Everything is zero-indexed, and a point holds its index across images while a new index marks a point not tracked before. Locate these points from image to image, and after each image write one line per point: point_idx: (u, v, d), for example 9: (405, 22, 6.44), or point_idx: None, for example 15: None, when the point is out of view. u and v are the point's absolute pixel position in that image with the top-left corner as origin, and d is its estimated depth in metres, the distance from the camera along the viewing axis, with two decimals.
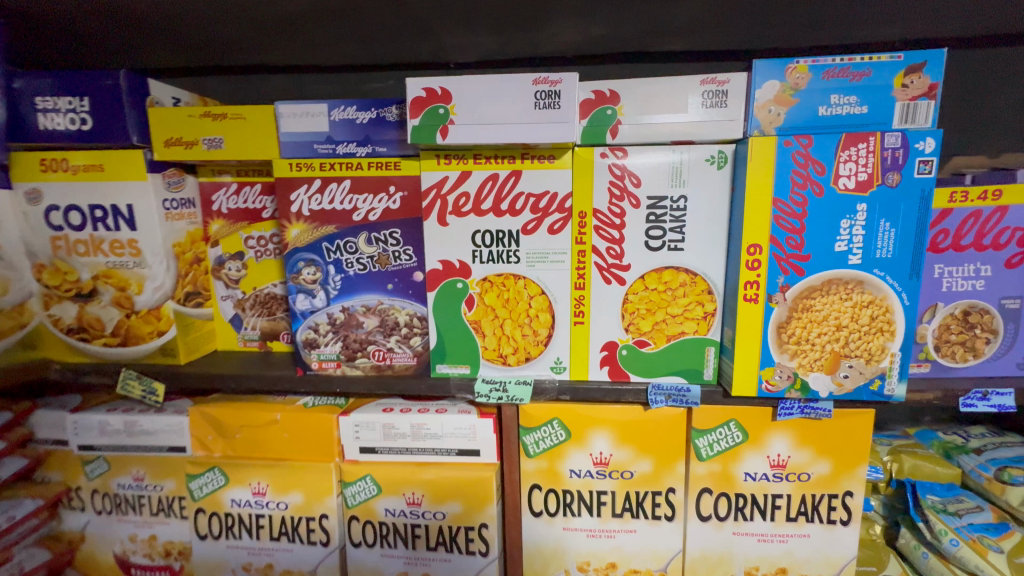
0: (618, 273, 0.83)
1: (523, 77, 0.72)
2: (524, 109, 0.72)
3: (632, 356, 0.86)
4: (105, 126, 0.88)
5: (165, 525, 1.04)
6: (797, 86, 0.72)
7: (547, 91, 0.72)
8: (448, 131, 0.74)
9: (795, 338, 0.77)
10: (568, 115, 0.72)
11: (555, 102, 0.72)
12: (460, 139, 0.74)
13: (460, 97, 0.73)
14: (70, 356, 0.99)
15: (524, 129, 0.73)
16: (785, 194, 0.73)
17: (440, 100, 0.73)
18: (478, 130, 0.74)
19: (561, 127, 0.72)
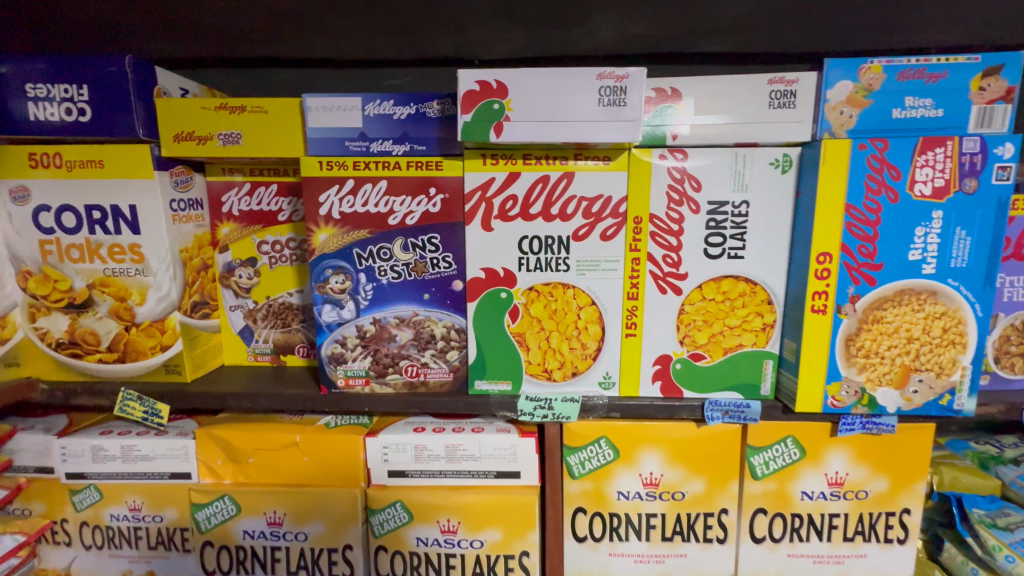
0: (674, 282, 0.78)
1: (586, 71, 0.66)
2: (586, 106, 0.67)
3: (687, 371, 0.81)
4: (107, 118, 0.79)
5: (166, 560, 0.94)
6: (871, 87, 0.69)
7: (613, 87, 0.66)
8: (502, 128, 0.68)
9: (864, 351, 0.73)
10: (634, 114, 0.67)
11: (621, 99, 0.67)
12: (515, 137, 0.68)
13: (518, 92, 0.67)
14: (59, 374, 0.89)
15: (586, 127, 0.67)
16: (858, 200, 0.70)
17: (495, 94, 0.67)
18: (536, 129, 0.68)
19: (626, 126, 0.67)
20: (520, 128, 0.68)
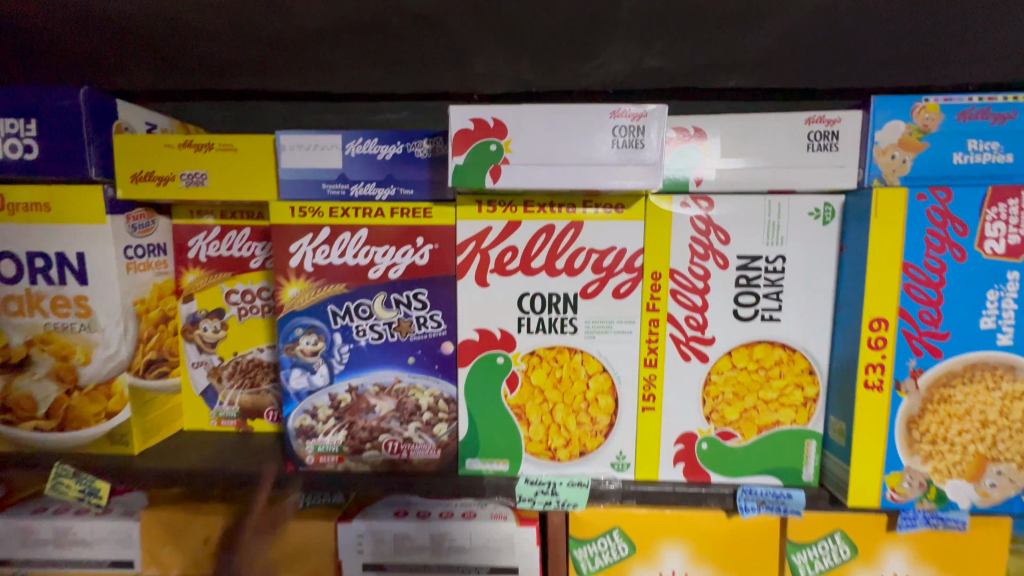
0: (699, 347, 0.67)
1: (598, 108, 0.57)
2: (598, 148, 0.58)
3: (714, 452, 0.69)
4: (56, 156, 0.70)
5: None
6: (927, 128, 0.60)
7: (628, 126, 0.58)
8: (499, 172, 0.59)
9: (930, 436, 0.61)
10: (654, 157, 0.58)
11: (638, 140, 0.58)
12: (514, 182, 0.59)
13: (519, 132, 0.58)
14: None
15: (598, 172, 0.58)
16: (917, 258, 0.59)
17: (492, 134, 0.58)
18: (540, 173, 0.59)
19: (644, 171, 0.58)
20: (521, 173, 0.59)
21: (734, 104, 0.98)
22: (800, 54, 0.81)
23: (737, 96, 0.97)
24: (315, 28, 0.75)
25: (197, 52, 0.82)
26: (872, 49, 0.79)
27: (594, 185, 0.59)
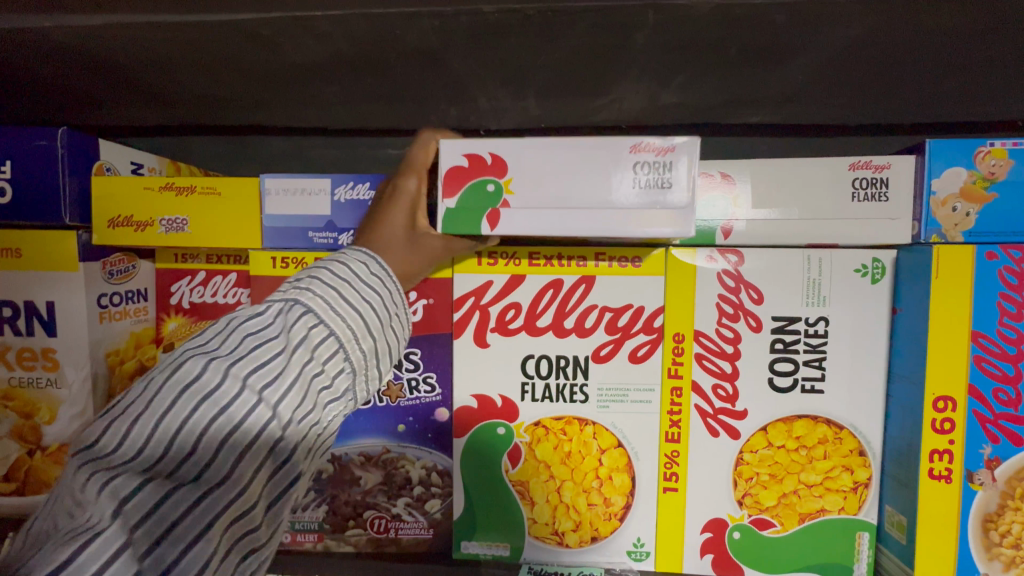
0: (728, 421, 0.59)
1: (615, 144, 0.51)
2: (613, 190, 0.51)
3: (748, 542, 0.60)
4: (29, 200, 0.66)
5: None
6: (992, 177, 0.52)
7: (651, 163, 0.50)
8: (499, 216, 0.52)
9: (1011, 539, 0.52)
10: (681, 199, 0.50)
11: (663, 179, 0.50)
12: (515, 229, 0.51)
13: (521, 167, 0.51)
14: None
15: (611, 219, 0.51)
16: (989, 327, 0.51)
17: (491, 172, 0.51)
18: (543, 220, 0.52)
19: (672, 215, 0.50)
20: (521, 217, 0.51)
21: (761, 141, 0.90)
22: (833, 89, 0.75)
23: (765, 131, 0.90)
24: (308, 65, 0.70)
25: (189, 88, 0.78)
26: (916, 86, 0.71)
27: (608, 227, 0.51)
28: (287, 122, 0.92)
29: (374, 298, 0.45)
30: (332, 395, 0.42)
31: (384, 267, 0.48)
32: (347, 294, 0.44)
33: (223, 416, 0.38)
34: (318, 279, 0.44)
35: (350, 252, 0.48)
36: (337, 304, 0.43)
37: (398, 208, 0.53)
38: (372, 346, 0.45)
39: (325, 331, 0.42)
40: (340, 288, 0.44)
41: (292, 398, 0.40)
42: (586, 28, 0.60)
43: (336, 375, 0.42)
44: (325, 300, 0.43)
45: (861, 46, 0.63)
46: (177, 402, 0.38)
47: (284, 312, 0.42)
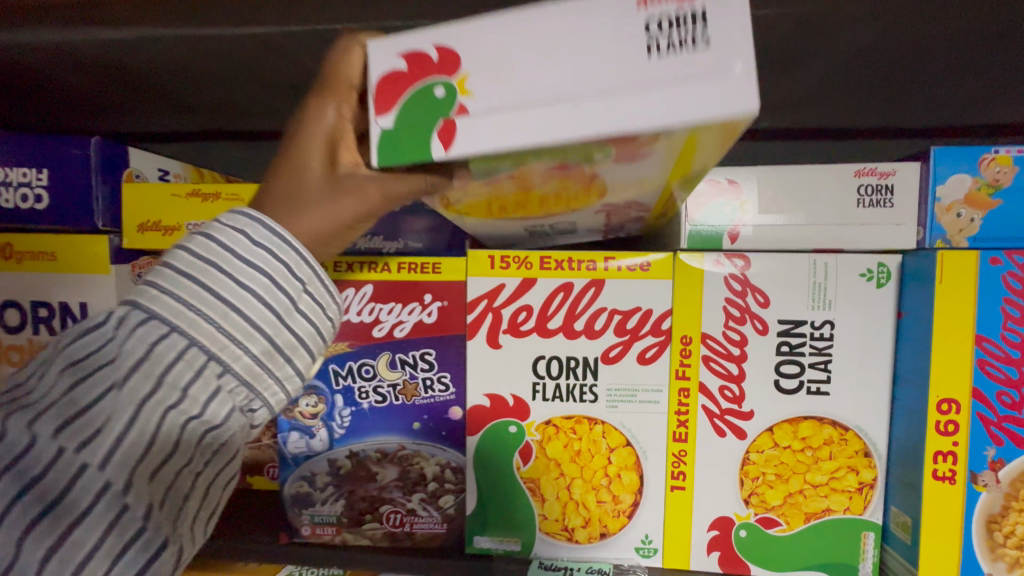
0: (735, 422, 0.60)
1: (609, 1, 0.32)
2: (621, 72, 0.32)
3: (754, 540, 0.61)
4: (64, 206, 0.70)
5: None
6: (997, 183, 0.53)
7: (673, 21, 0.32)
8: (450, 135, 0.34)
9: (1017, 541, 0.52)
10: (728, 64, 0.31)
11: (697, 40, 0.31)
12: (475, 149, 0.34)
13: (483, 62, 0.34)
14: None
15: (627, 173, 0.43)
16: (993, 331, 0.52)
17: (435, 72, 0.34)
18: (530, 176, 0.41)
19: (713, 97, 0.31)
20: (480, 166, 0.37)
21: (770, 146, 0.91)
22: (841, 94, 0.76)
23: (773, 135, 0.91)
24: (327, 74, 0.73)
25: (212, 97, 0.81)
26: (922, 92, 0.73)
27: (625, 135, 0.32)
28: None
29: (260, 281, 0.41)
30: (197, 418, 0.39)
31: (285, 220, 0.42)
32: (215, 289, 0.40)
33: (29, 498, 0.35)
34: (159, 294, 0.40)
35: (231, 214, 0.42)
36: (189, 319, 0.39)
37: (316, 147, 0.41)
38: (269, 341, 0.41)
39: (173, 355, 0.39)
40: (203, 277, 0.40)
41: (130, 438, 0.37)
42: None
43: (203, 400, 0.39)
44: (176, 313, 0.39)
45: (867, 55, 0.64)
46: None
47: (128, 337, 0.38)
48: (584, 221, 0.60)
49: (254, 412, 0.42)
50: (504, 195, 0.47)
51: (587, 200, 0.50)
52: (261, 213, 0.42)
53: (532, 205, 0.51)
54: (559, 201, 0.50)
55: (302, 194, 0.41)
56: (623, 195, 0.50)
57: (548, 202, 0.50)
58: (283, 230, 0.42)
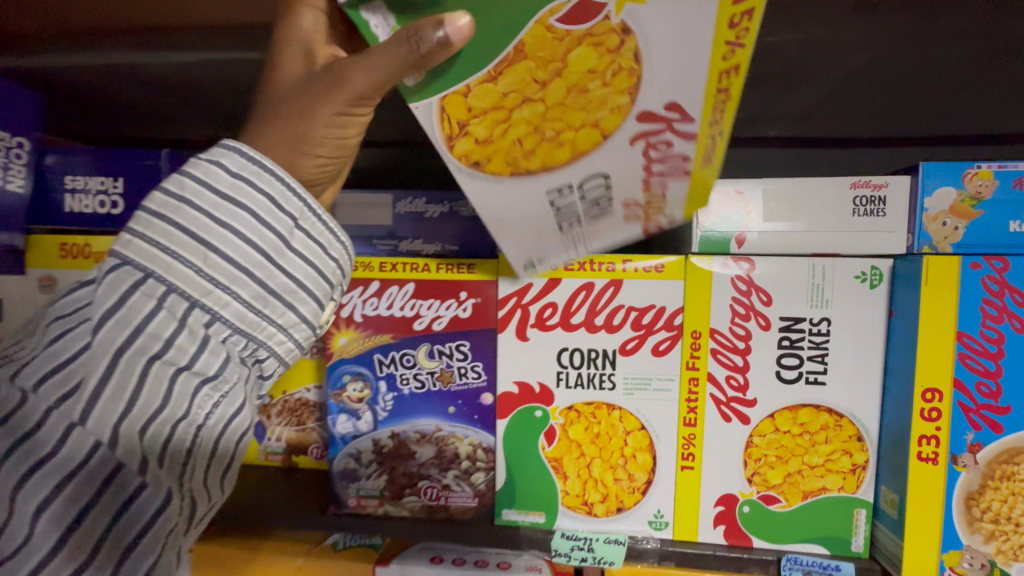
0: (740, 408, 0.67)
1: None
2: None
3: (757, 516, 0.67)
4: (137, 211, 0.78)
5: None
6: (980, 196, 0.59)
7: None
8: None
9: (992, 515, 0.58)
10: None
11: None
12: None
13: None
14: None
15: (662, 41, 0.43)
16: (973, 328, 0.58)
17: None
18: (546, 28, 0.43)
19: None
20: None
21: None
22: (843, 108, 0.81)
23: None
24: None
25: None
26: (921, 105, 0.78)
27: None
28: None
29: (240, 217, 0.49)
30: (190, 368, 0.49)
31: (257, 151, 0.51)
32: (197, 228, 0.49)
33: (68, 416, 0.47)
34: (157, 229, 0.49)
35: (211, 150, 0.51)
36: (181, 266, 0.49)
37: (289, 46, 0.52)
38: (259, 283, 0.51)
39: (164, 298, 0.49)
40: (188, 226, 0.49)
41: (130, 367, 0.48)
42: None
43: (195, 343, 0.49)
44: (162, 258, 0.49)
45: None
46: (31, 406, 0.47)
47: (116, 279, 0.49)
48: (619, 167, 0.51)
49: (261, 360, 0.53)
50: (523, 85, 0.46)
51: (613, 103, 0.47)
52: (245, 146, 0.51)
53: (556, 122, 0.48)
54: (584, 106, 0.47)
55: (274, 102, 0.51)
56: (667, 90, 0.46)
57: (575, 108, 0.47)
58: (264, 160, 0.50)
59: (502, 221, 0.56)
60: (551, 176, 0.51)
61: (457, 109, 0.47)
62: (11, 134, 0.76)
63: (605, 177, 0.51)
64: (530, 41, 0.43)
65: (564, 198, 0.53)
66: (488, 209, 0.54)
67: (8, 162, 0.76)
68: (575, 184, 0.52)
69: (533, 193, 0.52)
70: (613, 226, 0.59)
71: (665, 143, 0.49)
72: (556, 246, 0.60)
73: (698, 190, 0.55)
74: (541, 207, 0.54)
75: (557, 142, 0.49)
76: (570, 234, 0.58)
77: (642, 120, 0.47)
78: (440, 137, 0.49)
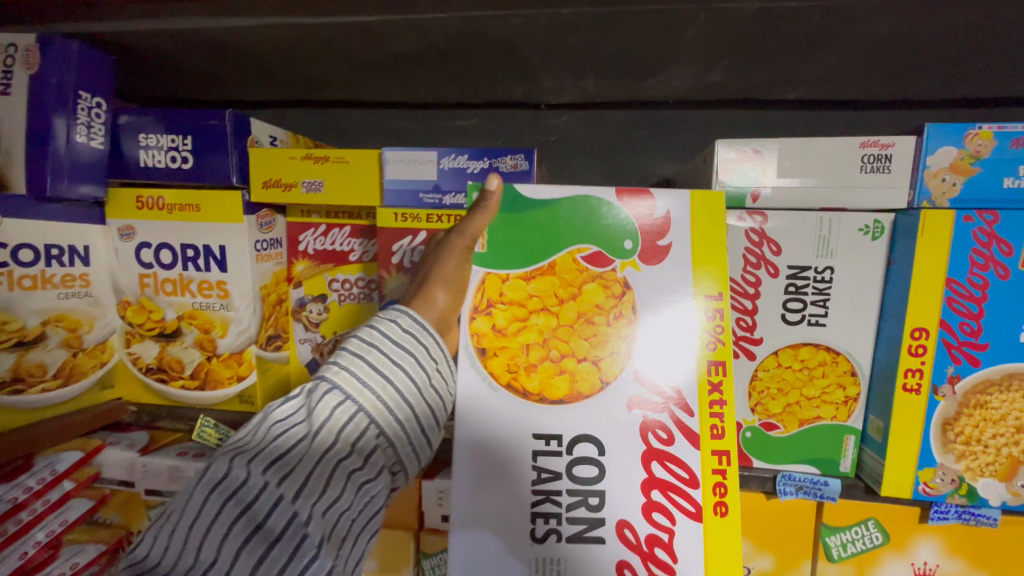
0: (747, 346, 0.75)
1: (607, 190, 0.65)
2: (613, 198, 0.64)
3: (757, 440, 0.76)
4: (205, 166, 0.87)
5: None
6: (979, 154, 0.65)
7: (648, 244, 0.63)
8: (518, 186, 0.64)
9: (964, 437, 0.67)
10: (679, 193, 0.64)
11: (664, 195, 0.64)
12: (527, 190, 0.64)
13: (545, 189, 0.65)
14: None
15: (653, 318, 0.62)
16: (962, 275, 0.65)
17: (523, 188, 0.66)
18: (572, 262, 0.63)
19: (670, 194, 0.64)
20: (545, 213, 0.64)
21: (793, 117, 1.03)
22: (860, 68, 0.85)
23: (796, 106, 1.02)
24: (409, 52, 0.85)
25: (308, 71, 0.95)
26: (935, 65, 0.82)
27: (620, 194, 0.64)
28: (377, 98, 1.09)
29: (408, 361, 0.59)
30: (364, 454, 0.55)
31: (420, 316, 0.62)
32: (380, 366, 0.58)
33: (251, 513, 0.50)
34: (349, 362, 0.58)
35: (388, 310, 0.63)
36: (365, 388, 0.57)
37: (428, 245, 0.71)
38: (411, 407, 0.58)
39: (349, 416, 0.55)
40: (373, 360, 0.58)
41: (317, 479, 0.52)
42: (646, 24, 0.73)
43: (370, 445, 0.56)
44: (352, 385, 0.56)
45: (883, 38, 0.74)
46: (229, 497, 0.51)
47: (319, 397, 0.56)
48: (614, 464, 0.60)
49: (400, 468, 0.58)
50: (546, 297, 0.63)
51: (612, 348, 0.62)
52: (410, 309, 0.63)
53: (560, 345, 0.62)
54: (588, 340, 0.62)
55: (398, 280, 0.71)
56: (658, 359, 0.61)
57: (579, 339, 0.62)
58: (422, 324, 0.62)
59: (490, 519, 0.59)
60: (548, 417, 0.61)
61: (493, 290, 0.63)
62: (91, 95, 0.82)
63: (600, 469, 0.60)
64: (560, 263, 0.63)
65: (547, 449, 0.61)
66: (471, 516, 0.59)
67: (89, 120, 0.83)
68: (565, 443, 0.61)
69: (522, 435, 0.61)
70: (592, 572, 0.58)
71: (666, 437, 0.60)
72: (520, 572, 0.58)
73: (713, 541, 0.58)
74: (526, 469, 0.60)
75: (558, 368, 0.62)
76: (542, 549, 0.59)
77: (638, 379, 0.61)
78: (469, 306, 0.63)
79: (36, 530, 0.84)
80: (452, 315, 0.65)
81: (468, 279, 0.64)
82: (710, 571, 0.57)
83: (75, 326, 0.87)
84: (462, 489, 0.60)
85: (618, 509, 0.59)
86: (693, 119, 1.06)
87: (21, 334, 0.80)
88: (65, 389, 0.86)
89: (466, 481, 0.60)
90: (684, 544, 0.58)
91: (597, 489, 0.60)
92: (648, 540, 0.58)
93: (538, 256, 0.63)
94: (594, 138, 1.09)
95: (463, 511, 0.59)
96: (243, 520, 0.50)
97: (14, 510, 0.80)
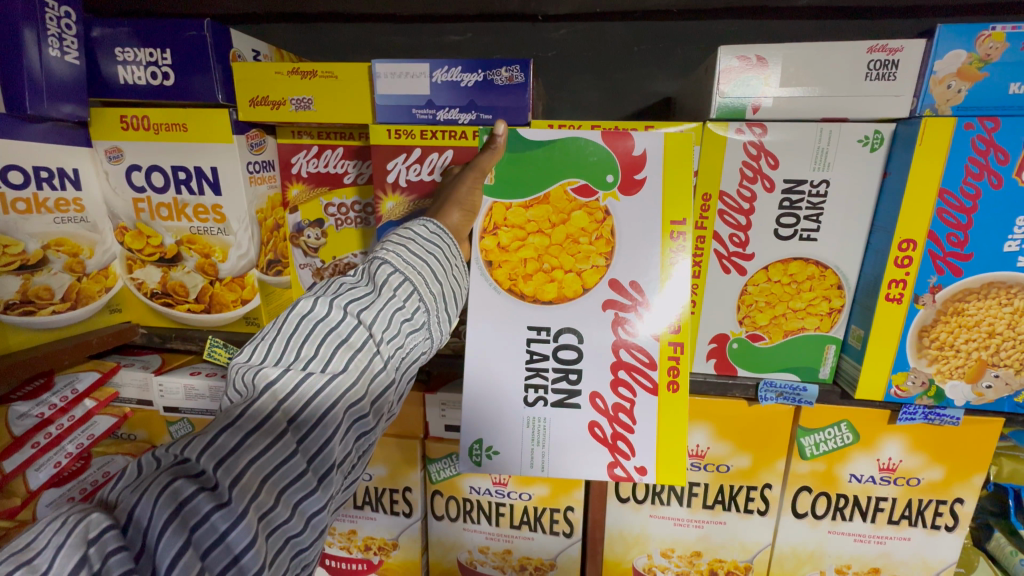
0: (739, 262, 0.76)
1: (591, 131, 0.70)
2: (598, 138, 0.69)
3: (743, 351, 0.80)
4: (187, 83, 0.83)
5: (370, 521, 0.99)
6: (988, 58, 0.64)
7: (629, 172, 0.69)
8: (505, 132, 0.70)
9: (938, 343, 0.71)
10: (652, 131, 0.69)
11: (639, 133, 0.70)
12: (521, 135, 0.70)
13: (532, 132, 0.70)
14: (5, 341, 0.81)
15: (630, 242, 0.69)
16: (955, 185, 0.66)
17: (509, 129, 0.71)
18: (565, 194, 0.70)
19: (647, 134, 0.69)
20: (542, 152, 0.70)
21: (800, 27, 0.98)
22: None
23: (804, 13, 0.97)
24: None
25: None
26: None
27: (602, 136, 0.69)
28: (363, 10, 1.03)
29: (438, 251, 0.66)
30: (410, 314, 0.61)
31: (440, 223, 0.69)
32: (419, 253, 0.64)
33: (333, 338, 0.57)
34: (393, 245, 0.64)
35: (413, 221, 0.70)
36: (409, 264, 0.63)
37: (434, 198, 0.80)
38: (443, 287, 0.65)
39: (405, 277, 0.62)
40: (409, 247, 0.65)
41: (381, 322, 0.59)
42: None
43: (414, 309, 0.62)
44: (403, 256, 0.63)
45: None
46: (307, 327, 0.57)
47: (370, 269, 0.63)
48: (590, 348, 0.69)
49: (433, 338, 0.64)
50: (541, 222, 0.70)
51: (593, 262, 0.69)
52: (433, 218, 0.69)
53: (552, 259, 0.70)
54: (575, 256, 0.69)
55: None
56: (630, 273, 0.69)
57: (568, 255, 0.70)
58: (444, 228, 0.68)
59: (495, 389, 0.70)
60: (536, 313, 0.70)
61: (498, 215, 0.71)
62: (59, 3, 0.78)
63: (578, 352, 0.69)
64: (554, 195, 0.70)
65: (539, 337, 0.70)
66: (479, 385, 0.70)
67: (61, 32, 0.79)
68: (553, 332, 0.70)
69: (515, 326, 0.70)
70: (571, 432, 0.69)
71: (633, 329, 0.69)
72: (515, 426, 0.70)
73: (665, 413, 0.68)
74: (520, 352, 0.70)
75: (550, 277, 0.70)
76: (531, 411, 0.70)
77: (613, 287, 0.69)
78: (479, 227, 0.71)
79: (66, 442, 0.90)
80: (463, 231, 0.71)
81: (479, 204, 0.71)
82: (666, 424, 0.68)
83: (76, 251, 0.87)
84: (473, 357, 0.70)
85: (592, 383, 0.69)
86: (697, 30, 1.00)
87: (24, 258, 0.80)
88: (74, 312, 0.88)
89: (472, 363, 0.70)
90: (642, 411, 0.69)
91: (577, 368, 0.69)
92: (614, 408, 0.69)
93: (535, 188, 0.70)
94: (591, 52, 1.04)
95: (471, 380, 0.70)
96: (324, 343, 0.57)
97: (42, 425, 0.86)
